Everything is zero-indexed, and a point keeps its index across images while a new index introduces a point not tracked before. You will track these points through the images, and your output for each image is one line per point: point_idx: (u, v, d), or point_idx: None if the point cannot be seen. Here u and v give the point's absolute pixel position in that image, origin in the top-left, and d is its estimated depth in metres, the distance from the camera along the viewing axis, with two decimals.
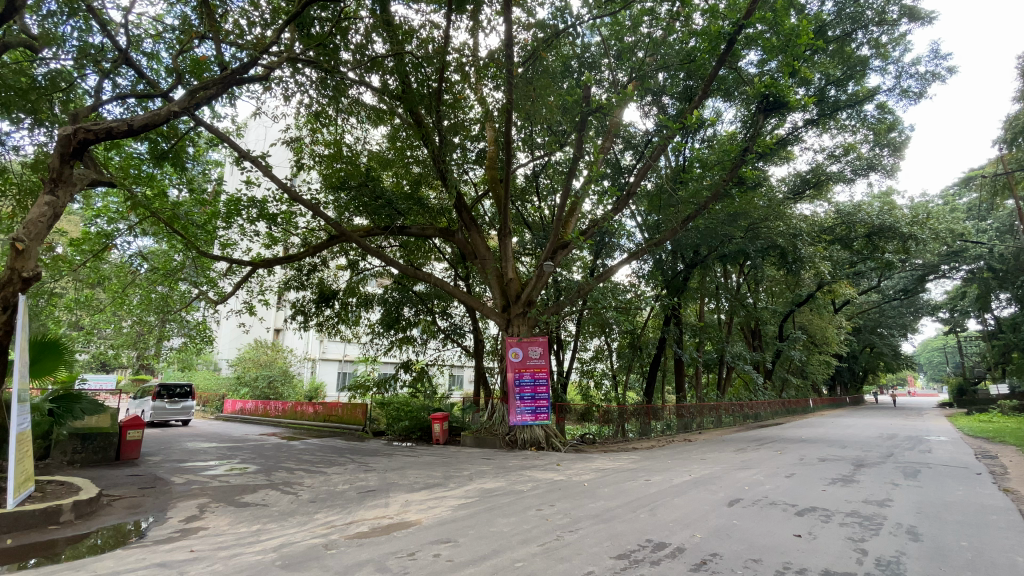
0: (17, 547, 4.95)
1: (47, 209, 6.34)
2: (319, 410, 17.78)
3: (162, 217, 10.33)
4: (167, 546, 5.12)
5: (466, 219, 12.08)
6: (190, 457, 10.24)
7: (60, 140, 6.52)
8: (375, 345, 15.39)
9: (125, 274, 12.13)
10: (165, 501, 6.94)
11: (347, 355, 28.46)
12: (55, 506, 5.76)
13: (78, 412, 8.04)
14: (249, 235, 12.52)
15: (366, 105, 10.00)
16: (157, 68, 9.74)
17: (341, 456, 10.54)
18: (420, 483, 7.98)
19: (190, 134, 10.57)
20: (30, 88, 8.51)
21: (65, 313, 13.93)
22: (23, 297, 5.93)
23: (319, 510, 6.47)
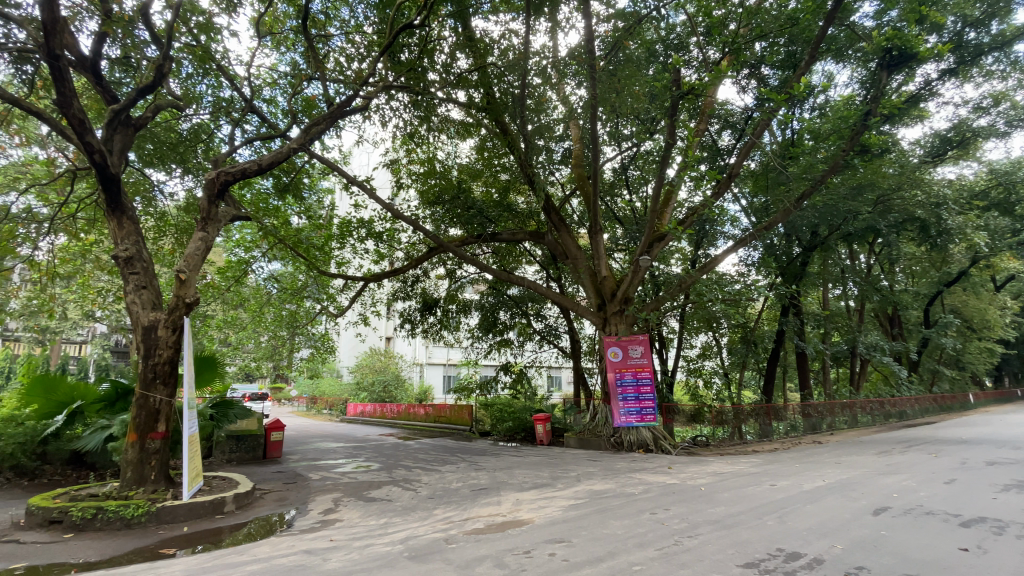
0: (193, 534, 5.85)
1: (200, 243, 7.46)
2: (429, 412, 18.82)
3: (288, 243, 11.65)
4: (310, 535, 5.72)
5: (555, 220, 12.09)
6: (323, 456, 11.36)
7: (207, 183, 7.64)
8: (475, 349, 15.88)
9: (261, 295, 13.80)
10: (305, 495, 7.77)
11: (450, 359, 29.86)
12: (220, 498, 6.72)
13: (233, 416, 9.34)
14: (360, 252, 13.67)
15: (454, 121, 10.57)
16: (274, 111, 10.98)
17: (453, 456, 11.04)
18: (529, 483, 8.09)
19: (306, 166, 11.79)
20: (179, 142, 10.07)
21: (217, 332, 16.20)
22: (187, 319, 6.99)
23: (437, 506, 6.83)
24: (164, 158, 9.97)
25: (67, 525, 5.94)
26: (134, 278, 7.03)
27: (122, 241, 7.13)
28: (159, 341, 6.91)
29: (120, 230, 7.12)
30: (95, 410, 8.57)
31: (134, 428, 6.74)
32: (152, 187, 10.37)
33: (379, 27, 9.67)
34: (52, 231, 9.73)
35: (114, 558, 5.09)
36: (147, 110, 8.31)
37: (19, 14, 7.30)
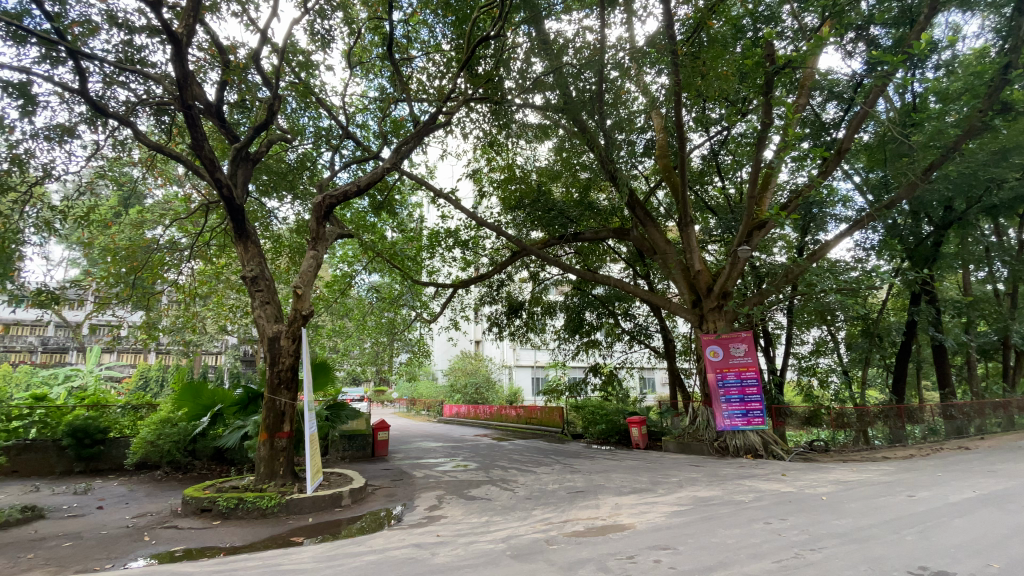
0: (317, 524, 6.45)
1: (313, 260, 8.25)
2: (521, 413, 19.11)
3: (385, 256, 12.50)
4: (418, 530, 6.05)
5: (641, 215, 11.57)
6: (425, 455, 11.97)
7: (315, 207, 8.47)
8: (563, 351, 15.84)
9: (364, 305, 14.92)
10: (411, 491, 8.25)
11: (539, 361, 30.13)
12: (337, 493, 7.35)
13: (345, 416, 10.15)
14: (449, 261, 14.23)
15: (532, 125, 10.62)
16: (367, 135, 11.82)
17: (547, 457, 11.09)
18: (628, 487, 7.89)
19: (396, 183, 12.56)
20: (288, 171, 11.22)
21: (327, 340, 17.76)
22: (304, 330, 7.75)
23: (536, 507, 6.88)
24: (276, 187, 11.14)
25: (215, 513, 6.82)
26: (260, 295, 7.92)
27: (248, 263, 8.06)
28: (282, 350, 7.72)
29: (246, 254, 8.06)
30: (232, 412, 9.70)
31: (264, 428, 7.58)
32: (267, 214, 11.62)
33: (457, 43, 10.04)
34: (192, 257, 11.28)
35: (253, 543, 5.75)
36: (261, 145, 9.33)
37: (157, 74, 8.54)
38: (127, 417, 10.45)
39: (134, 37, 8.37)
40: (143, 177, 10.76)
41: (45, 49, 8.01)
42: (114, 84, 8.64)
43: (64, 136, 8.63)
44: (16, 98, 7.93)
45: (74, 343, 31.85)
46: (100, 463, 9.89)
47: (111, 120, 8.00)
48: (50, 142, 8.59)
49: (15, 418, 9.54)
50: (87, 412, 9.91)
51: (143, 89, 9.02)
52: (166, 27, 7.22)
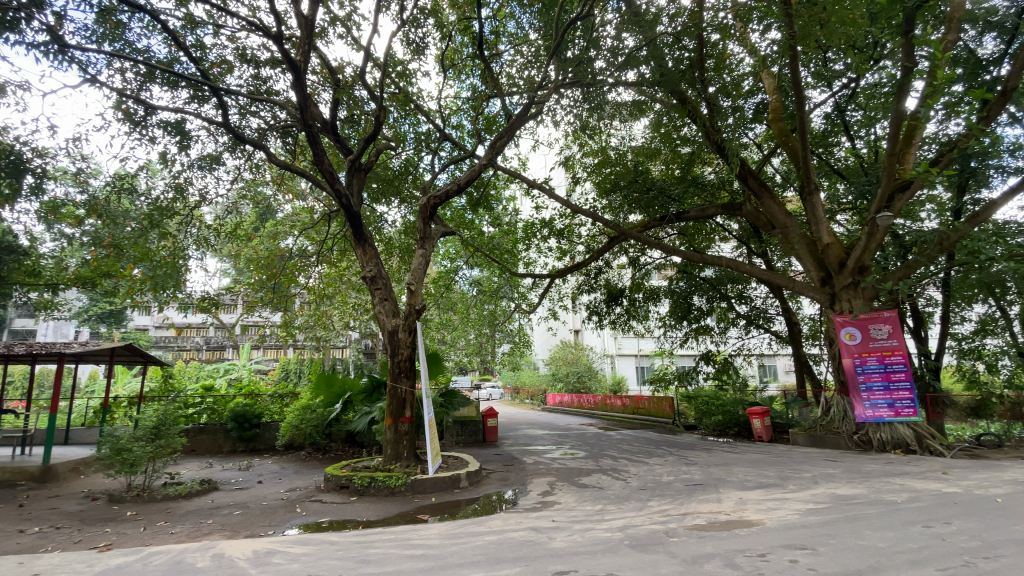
0: (439, 504, 6.89)
1: (423, 258, 8.82)
2: (628, 403, 18.70)
3: (484, 251, 12.86)
4: (534, 514, 6.19)
5: (754, 186, 10.63)
6: (533, 442, 12.19)
7: (421, 208, 8.99)
8: (670, 338, 15.20)
9: (467, 299, 15.54)
10: (524, 477, 8.47)
11: (642, 349, 29.21)
12: (455, 475, 7.79)
13: (457, 403, 10.63)
14: (544, 251, 14.19)
15: (626, 103, 10.09)
16: (462, 135, 12.21)
17: (659, 448, 10.72)
18: (752, 482, 7.35)
19: (492, 179, 12.82)
20: (394, 176, 11.98)
21: (435, 333, 18.79)
22: (418, 323, 8.31)
23: (652, 498, 6.69)
24: (385, 193, 11.97)
25: (352, 490, 7.57)
26: (379, 293, 8.61)
27: (367, 264, 8.76)
28: (401, 342, 8.35)
29: (365, 255, 8.76)
30: (360, 399, 10.68)
31: (389, 413, 8.27)
32: (378, 218, 12.51)
33: (545, 31, 9.93)
34: (317, 262, 12.54)
35: (386, 518, 6.29)
36: (371, 155, 10.04)
37: (281, 100, 9.58)
38: (275, 404, 12.00)
39: (260, 69, 9.45)
40: (275, 194, 12.17)
41: (193, 90, 9.35)
42: (247, 114, 9.84)
43: (213, 164, 10.04)
44: (176, 135, 9.37)
45: (230, 341, 37.17)
46: (256, 444, 11.49)
47: (247, 145, 9.13)
48: (203, 170, 10.05)
49: (192, 405, 11.42)
50: (245, 400, 11.59)
51: (270, 116, 10.16)
52: (286, 57, 8.07)
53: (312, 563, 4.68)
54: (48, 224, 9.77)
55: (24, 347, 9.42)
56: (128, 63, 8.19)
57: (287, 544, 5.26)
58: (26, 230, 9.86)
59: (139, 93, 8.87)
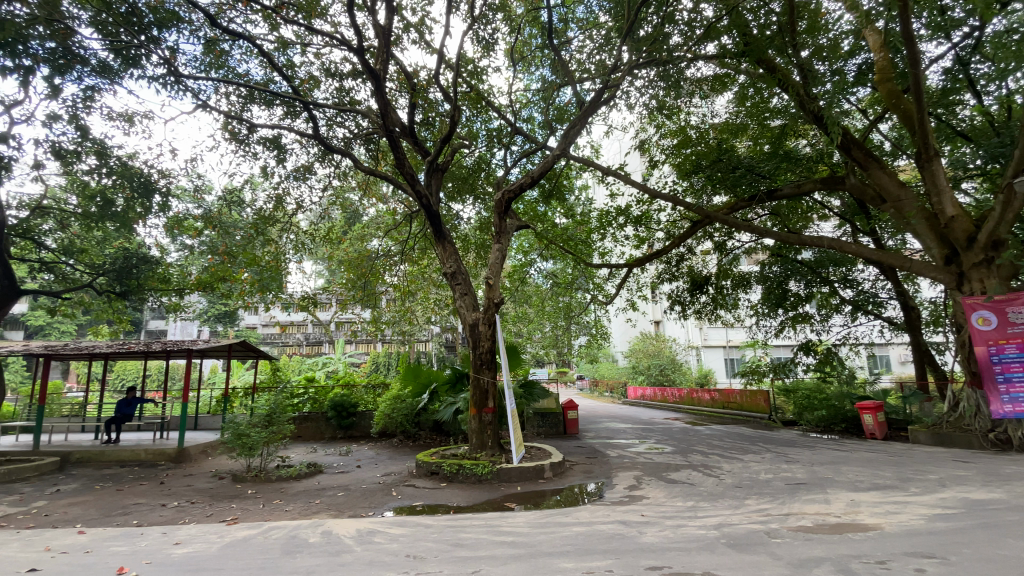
0: (525, 493, 6.99)
1: (500, 252, 8.98)
2: (717, 397, 17.74)
3: (559, 242, 12.72)
4: (621, 508, 6.08)
5: (860, 157, 9.54)
6: (617, 436, 11.97)
7: (497, 204, 9.10)
8: (763, 327, 14.26)
9: (543, 291, 15.54)
10: (608, 470, 8.35)
11: (731, 340, 27.57)
12: (539, 466, 7.86)
13: (537, 395, 10.65)
14: (621, 240, 13.75)
15: (707, 77, 9.63)
16: (533, 127, 12.17)
17: (753, 445, 10.07)
18: (865, 483, 6.68)
19: (565, 169, 12.68)
20: (468, 174, 12.22)
21: (512, 326, 19.01)
22: (497, 317, 8.47)
23: (749, 496, 6.31)
24: (460, 191, 12.29)
25: (441, 476, 7.91)
26: (459, 288, 8.88)
27: (448, 260, 9.06)
28: (481, 334, 8.56)
29: (445, 252, 9.05)
30: (445, 390, 11.03)
31: (473, 404, 8.52)
32: (454, 216, 12.87)
33: (615, 13, 9.60)
34: (400, 261, 13.14)
35: (475, 505, 6.50)
36: (448, 155, 10.31)
37: (364, 109, 10.15)
38: (369, 395, 12.83)
39: (343, 81, 10.06)
40: (360, 199, 12.90)
41: (287, 107, 10.17)
42: (334, 125, 10.53)
43: (306, 173, 10.86)
44: (274, 150, 10.25)
45: (325, 336, 40.35)
46: (353, 431, 12.37)
47: (335, 154, 9.77)
48: (298, 180, 10.92)
49: (297, 395, 12.51)
50: (342, 390, 12.53)
51: (354, 125, 10.79)
52: (367, 67, 8.51)
53: (409, 544, 4.94)
54: (174, 237, 11.13)
55: (161, 345, 10.81)
56: (232, 87, 9.07)
57: (385, 525, 5.61)
58: (157, 243, 11.30)
59: (242, 114, 9.80)
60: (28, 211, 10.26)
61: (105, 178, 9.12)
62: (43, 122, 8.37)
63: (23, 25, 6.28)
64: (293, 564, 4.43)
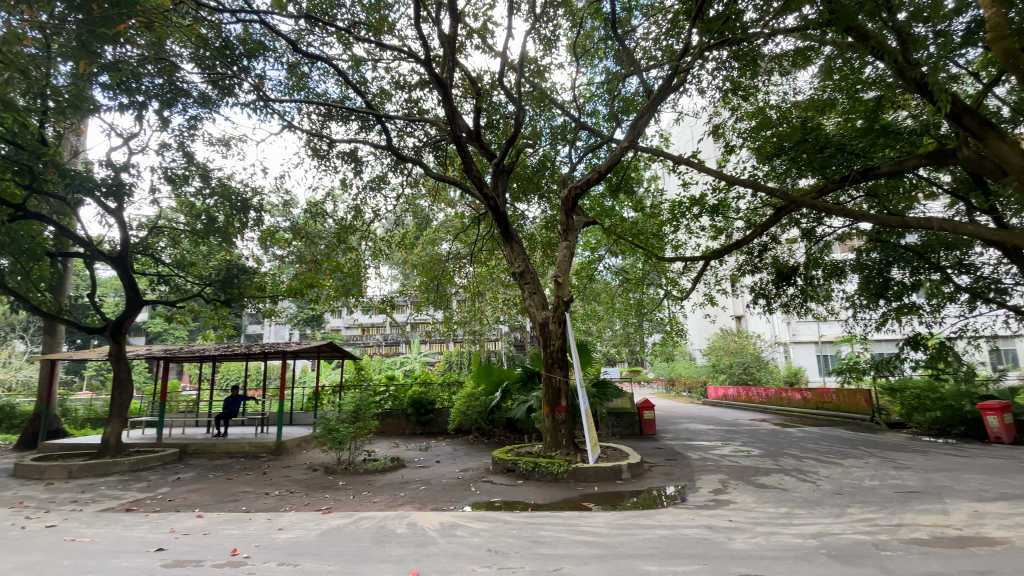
0: (603, 494, 6.89)
1: (568, 250, 8.90)
2: (811, 397, 16.44)
3: (628, 237, 12.39)
4: (706, 512, 5.81)
5: (976, 125, 8.22)
6: (697, 437, 11.46)
7: (563, 201, 9.03)
8: (861, 321, 13.03)
9: (613, 288, 15.23)
10: (690, 472, 8.03)
11: (823, 335, 25.41)
12: (617, 466, 7.71)
13: (611, 394, 10.45)
14: (695, 232, 13.11)
15: (788, 52, 8.96)
16: (598, 121, 11.93)
17: (854, 448, 9.23)
18: (995, 493, 5.89)
19: (633, 161, 12.32)
20: (534, 173, 12.22)
21: (583, 324, 18.80)
22: (567, 315, 8.40)
23: (851, 504, 5.79)
24: (525, 191, 12.34)
25: (518, 474, 8.00)
26: (528, 287, 8.90)
27: (516, 260, 9.11)
28: (552, 333, 8.54)
29: (513, 253, 9.12)
30: (517, 388, 11.04)
31: (546, 403, 8.51)
32: (520, 216, 12.96)
33: None
34: (469, 263, 13.41)
35: (552, 503, 6.50)
36: (513, 156, 10.39)
37: (433, 117, 10.48)
38: (444, 393, 13.26)
39: (412, 92, 10.46)
40: (430, 205, 13.35)
41: (361, 121, 10.75)
42: (405, 135, 10.97)
43: (380, 183, 11.41)
44: (351, 163, 10.87)
45: (402, 337, 42.18)
46: (432, 427, 12.84)
47: (407, 163, 10.19)
48: (373, 190, 11.50)
49: (379, 393, 13.19)
50: (420, 388, 13.08)
51: (422, 133, 11.17)
52: (434, 76, 8.78)
53: (490, 538, 5.04)
54: (267, 249, 12.15)
55: (260, 347, 11.85)
56: (312, 106, 9.75)
57: (466, 520, 5.76)
58: (253, 255, 12.40)
59: (322, 131, 10.49)
60: (147, 231, 11.65)
61: (208, 198, 10.14)
62: (157, 151, 9.46)
63: (135, 65, 7.16)
64: (382, 553, 4.67)
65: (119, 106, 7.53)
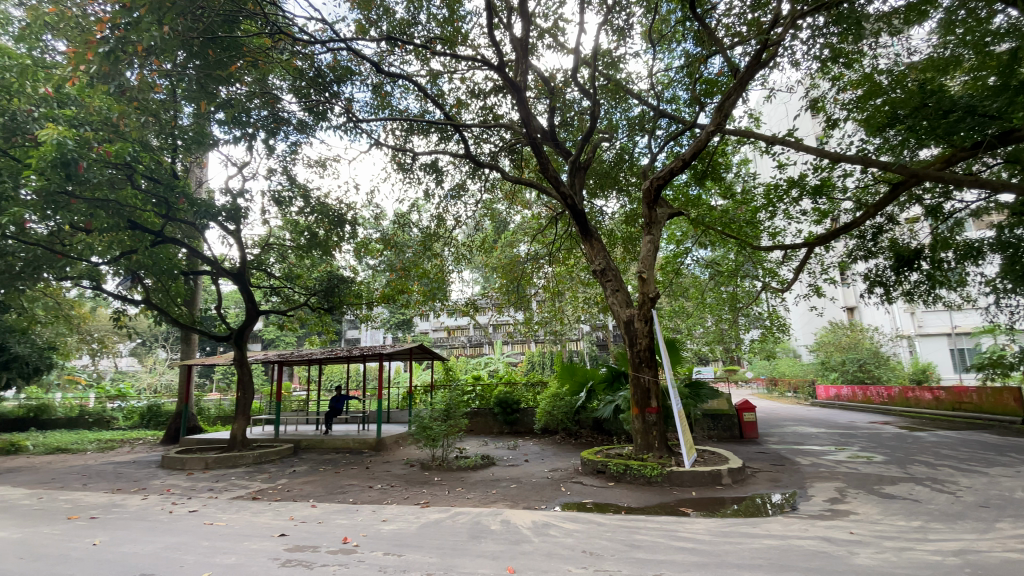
0: (702, 500, 6.54)
1: (652, 244, 8.59)
2: (945, 398, 14.44)
3: (717, 228, 11.68)
4: (822, 523, 5.30)
5: None
6: (807, 441, 10.50)
7: (645, 194, 8.72)
8: (1008, 308, 11.18)
9: (703, 282, 14.46)
10: (801, 479, 7.37)
11: (960, 326, 22.11)
12: (716, 471, 7.28)
13: (705, 395, 9.89)
14: (795, 217, 12.02)
15: (897, 8, 7.94)
16: (679, 107, 11.38)
17: (1003, 455, 7.95)
18: None
19: (720, 146, 11.59)
20: (612, 168, 11.92)
21: (671, 321, 18.03)
22: (654, 312, 8.09)
23: (1006, 520, 4.97)
24: (603, 186, 12.08)
25: (609, 475, 7.85)
26: (610, 285, 8.70)
27: (596, 258, 8.93)
28: (638, 331, 8.29)
29: (593, 250, 8.95)
30: (602, 388, 10.71)
31: (635, 403, 8.25)
32: (599, 213, 12.72)
33: None
34: (548, 263, 13.40)
35: (647, 507, 6.30)
36: (589, 152, 10.21)
37: (508, 121, 10.62)
38: (529, 393, 13.36)
39: (487, 99, 10.69)
40: (508, 208, 13.54)
41: (440, 132, 11.17)
42: (481, 141, 11.23)
43: (459, 190, 11.78)
44: (433, 173, 11.34)
45: (486, 339, 43.15)
46: (518, 427, 13.01)
47: (485, 168, 10.41)
48: (454, 198, 11.89)
49: (468, 393, 13.62)
50: (505, 388, 13.32)
51: (498, 138, 11.36)
52: (508, 81, 8.90)
53: (585, 540, 4.98)
54: (361, 259, 13.02)
55: (359, 351, 12.74)
56: (396, 123, 10.31)
57: (559, 520, 5.76)
58: (349, 265, 13.38)
59: (406, 145, 11.05)
60: (260, 248, 13.04)
61: (309, 215, 11.09)
62: (266, 176, 10.54)
63: (245, 101, 8.05)
64: (479, 548, 4.80)
65: (234, 138, 8.50)
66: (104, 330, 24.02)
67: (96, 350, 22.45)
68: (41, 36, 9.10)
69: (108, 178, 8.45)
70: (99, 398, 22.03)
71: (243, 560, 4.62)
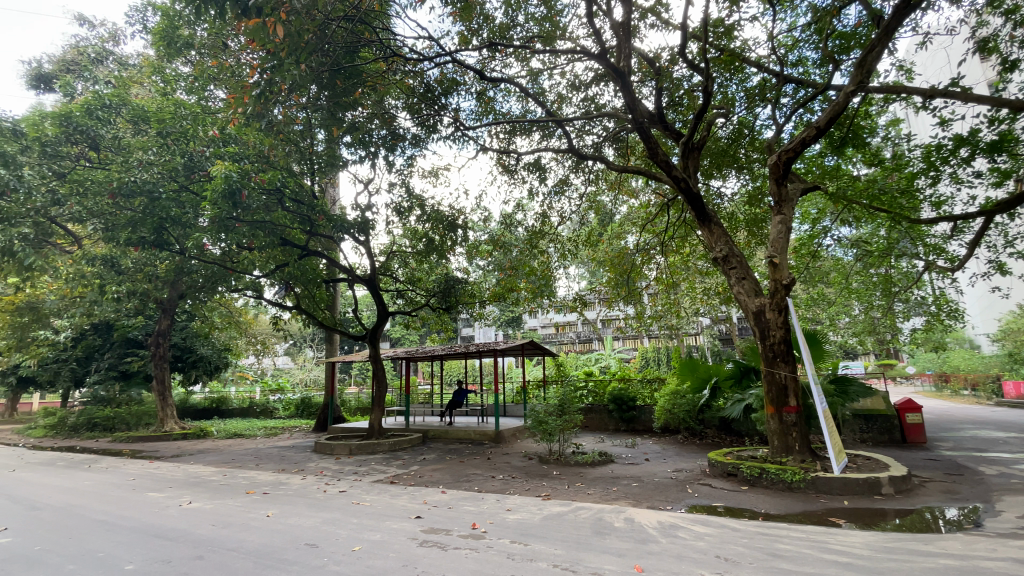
0: (857, 511, 5.77)
1: (783, 226, 7.77)
2: None
3: (861, 201, 10.24)
4: (1018, 543, 4.38)
5: None
6: (994, 448, 8.74)
7: (771, 169, 7.92)
8: None
9: (845, 264, 12.77)
10: (987, 492, 6.17)
11: None
12: (874, 479, 6.36)
13: (852, 394, 8.73)
14: (966, 180, 10.07)
15: None
16: (807, 70, 10.16)
17: None
18: None
19: (861, 107, 10.13)
20: (728, 146, 11.02)
21: (807, 310, 16.20)
22: (790, 300, 7.31)
23: None
24: (719, 166, 11.23)
25: (741, 478, 7.27)
26: (735, 273, 8.04)
27: (716, 244, 8.30)
28: (770, 323, 7.57)
29: (712, 236, 8.33)
30: (729, 385, 9.89)
31: (770, 402, 7.55)
32: (715, 196, 11.87)
33: None
34: (660, 253, 12.80)
35: (789, 514, 5.73)
36: (703, 131, 9.54)
37: (612, 110, 10.34)
38: (646, 389, 12.91)
39: (588, 89, 10.53)
40: (614, 199, 13.20)
41: (543, 129, 11.24)
42: (585, 134, 11.07)
43: (564, 186, 11.74)
44: (537, 171, 11.46)
45: (596, 335, 42.60)
46: (636, 424, 12.63)
47: (589, 161, 10.27)
48: (559, 193, 11.89)
49: (581, 389, 13.57)
50: (620, 384, 13.00)
51: (601, 128, 11.15)
52: (610, 69, 8.65)
53: (716, 544, 4.68)
54: (473, 260, 13.62)
55: (475, 347, 13.35)
56: (499, 126, 10.59)
57: (687, 522, 5.48)
58: (462, 267, 14.06)
59: (510, 146, 11.31)
60: (385, 256, 14.26)
61: (425, 222, 11.87)
62: (388, 189, 11.46)
63: (366, 122, 8.84)
64: (603, 544, 4.75)
65: (359, 157, 9.42)
66: (264, 334, 28.03)
67: (260, 350, 26.36)
68: (205, 87, 10.78)
69: (264, 203, 9.86)
70: (264, 391, 25.83)
71: (386, 537, 5.10)
